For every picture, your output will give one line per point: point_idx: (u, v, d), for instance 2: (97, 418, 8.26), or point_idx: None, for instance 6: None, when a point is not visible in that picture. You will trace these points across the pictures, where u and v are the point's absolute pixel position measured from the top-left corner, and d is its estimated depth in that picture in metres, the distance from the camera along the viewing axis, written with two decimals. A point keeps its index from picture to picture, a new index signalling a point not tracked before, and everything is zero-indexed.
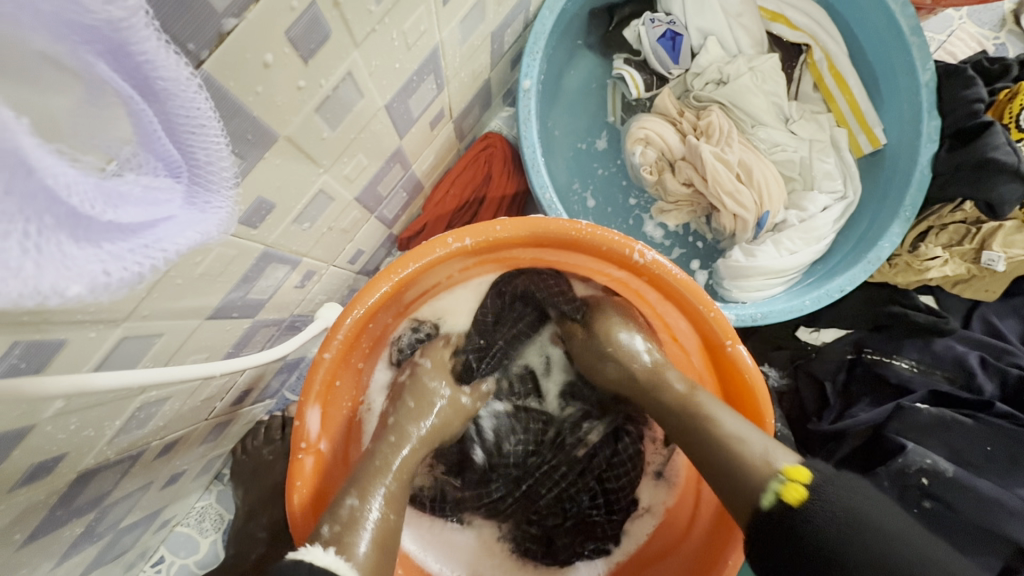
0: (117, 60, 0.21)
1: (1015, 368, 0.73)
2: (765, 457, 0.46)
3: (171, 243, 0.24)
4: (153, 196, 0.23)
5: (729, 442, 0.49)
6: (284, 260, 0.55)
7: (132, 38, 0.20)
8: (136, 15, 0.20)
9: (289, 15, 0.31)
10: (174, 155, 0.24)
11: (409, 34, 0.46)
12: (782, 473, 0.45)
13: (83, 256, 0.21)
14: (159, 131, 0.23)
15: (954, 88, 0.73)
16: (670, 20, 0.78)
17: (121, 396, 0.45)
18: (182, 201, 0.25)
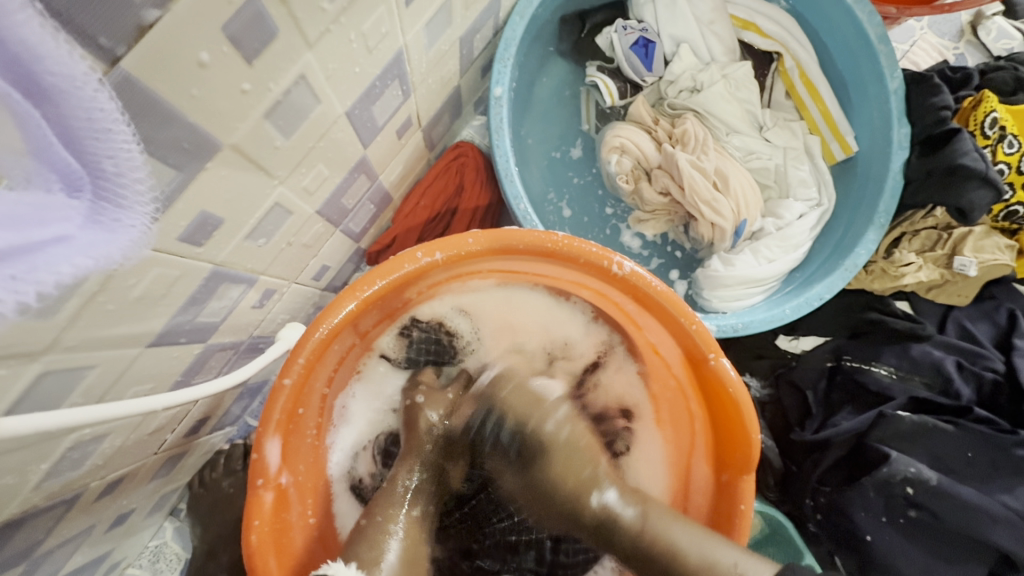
0: None
1: (990, 372, 0.74)
2: (736, 573, 0.45)
3: (59, 265, 0.25)
4: (44, 214, 0.23)
5: (701, 571, 0.46)
6: (238, 280, 0.50)
7: (8, 29, 0.19)
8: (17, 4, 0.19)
9: (227, 8, 0.28)
10: (73, 164, 0.23)
11: (369, 36, 0.43)
12: (826, 568, 0.42)
13: None
14: (54, 140, 0.22)
15: (921, 96, 0.74)
16: (643, 27, 0.77)
17: (51, 436, 0.40)
18: (85, 216, 0.25)
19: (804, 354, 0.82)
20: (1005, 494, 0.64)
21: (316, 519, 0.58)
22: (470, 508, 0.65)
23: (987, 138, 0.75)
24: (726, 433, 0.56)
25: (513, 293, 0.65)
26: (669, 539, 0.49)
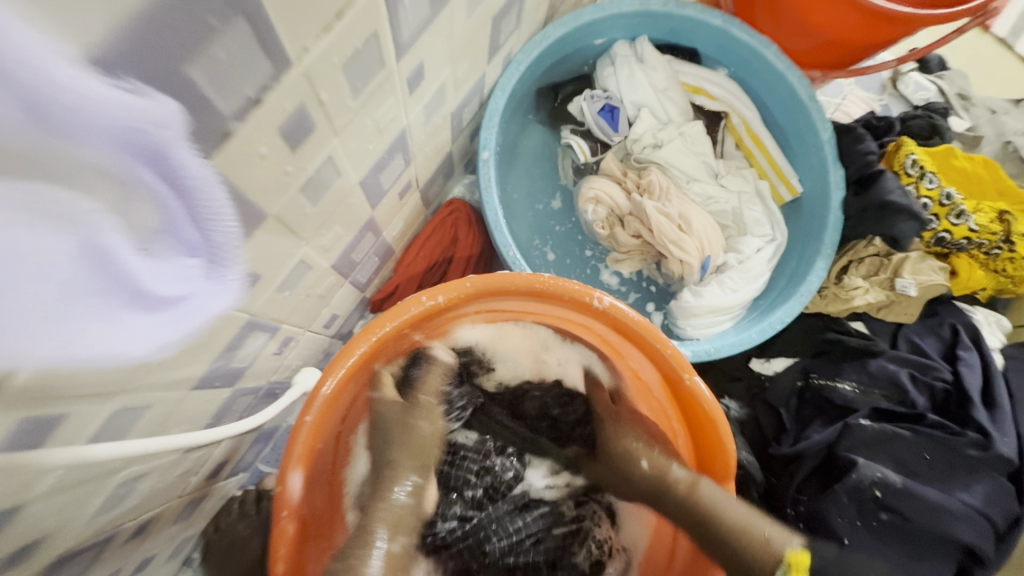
0: (154, 165, 0.26)
1: (940, 382, 0.82)
2: (770, 545, 0.57)
3: (195, 309, 0.33)
4: (185, 275, 0.30)
5: (736, 532, 0.58)
6: (265, 328, 0.57)
7: (163, 142, 0.26)
8: (166, 127, 0.26)
9: (283, 114, 0.37)
10: (195, 237, 0.30)
11: (381, 120, 0.52)
12: (787, 560, 0.55)
13: (139, 319, 0.30)
14: (184, 219, 0.29)
15: (849, 144, 0.86)
16: (608, 95, 0.88)
17: (112, 471, 0.46)
18: (206, 276, 0.33)
19: (776, 376, 0.89)
20: (963, 492, 0.71)
21: (333, 550, 0.62)
22: (472, 526, 0.71)
23: (909, 176, 0.86)
24: (705, 445, 0.63)
25: (513, 335, 0.74)
26: (724, 513, 0.58)
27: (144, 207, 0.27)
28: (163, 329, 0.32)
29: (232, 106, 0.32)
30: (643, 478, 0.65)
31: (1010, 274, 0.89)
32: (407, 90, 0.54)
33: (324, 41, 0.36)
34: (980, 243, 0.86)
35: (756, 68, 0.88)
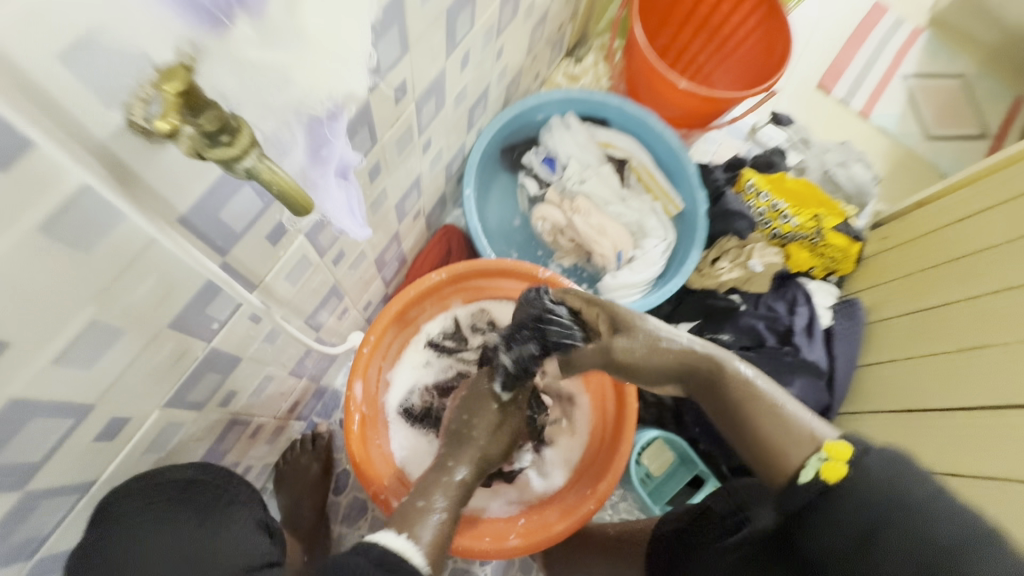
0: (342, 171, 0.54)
1: (783, 323, 1.21)
2: (812, 440, 0.64)
3: (355, 210, 0.60)
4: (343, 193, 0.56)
5: (779, 425, 0.67)
6: (337, 293, 0.95)
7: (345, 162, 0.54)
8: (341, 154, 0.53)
9: (370, 165, 0.77)
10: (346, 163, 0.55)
11: (408, 168, 0.93)
12: (826, 454, 0.62)
13: (355, 223, 0.59)
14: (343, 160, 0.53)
15: (704, 174, 1.34)
16: (547, 150, 1.31)
17: (266, 363, 0.81)
18: (350, 194, 0.58)
19: None
20: (790, 381, 1.09)
21: (381, 439, 0.99)
22: None
23: (749, 193, 1.31)
24: None
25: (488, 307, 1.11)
26: (754, 400, 0.69)
27: (341, 191, 0.56)
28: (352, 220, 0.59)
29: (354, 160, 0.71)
30: (678, 358, 0.74)
31: (828, 257, 1.32)
32: (421, 151, 0.95)
33: (390, 130, 0.77)
34: (803, 236, 1.29)
35: (644, 128, 1.31)
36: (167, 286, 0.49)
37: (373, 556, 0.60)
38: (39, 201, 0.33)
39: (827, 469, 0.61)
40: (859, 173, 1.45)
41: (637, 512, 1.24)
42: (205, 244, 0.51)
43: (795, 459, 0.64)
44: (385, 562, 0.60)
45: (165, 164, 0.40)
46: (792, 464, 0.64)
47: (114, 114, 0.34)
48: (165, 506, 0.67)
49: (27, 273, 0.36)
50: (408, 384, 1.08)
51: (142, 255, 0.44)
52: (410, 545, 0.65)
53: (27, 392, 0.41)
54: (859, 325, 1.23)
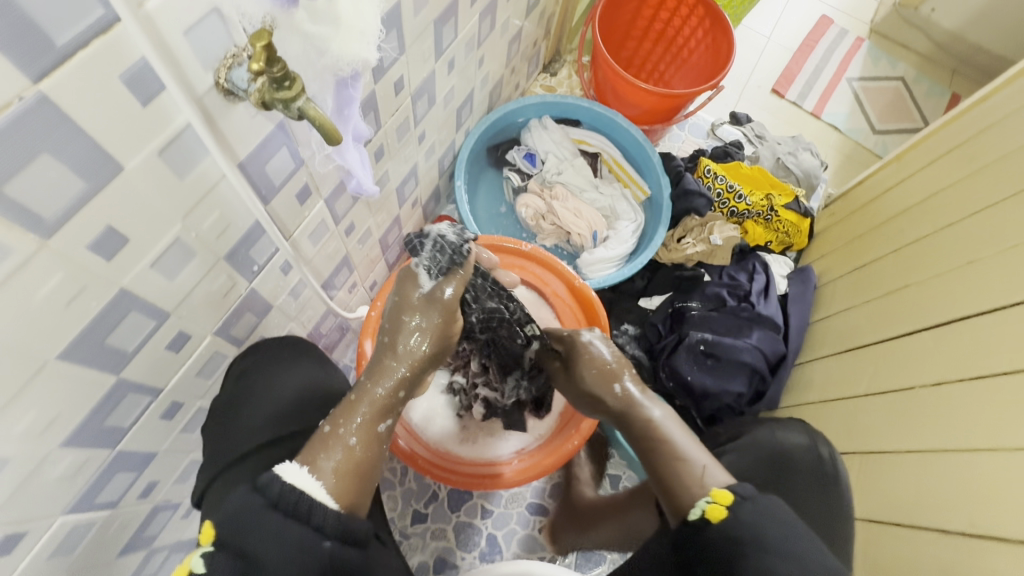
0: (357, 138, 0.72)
1: (742, 288, 1.35)
2: (704, 480, 0.71)
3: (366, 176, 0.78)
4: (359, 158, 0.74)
5: (685, 464, 0.74)
6: (348, 265, 1.10)
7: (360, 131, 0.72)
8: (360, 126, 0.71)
9: (375, 146, 0.93)
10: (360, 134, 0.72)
11: (406, 156, 1.09)
12: (713, 498, 0.67)
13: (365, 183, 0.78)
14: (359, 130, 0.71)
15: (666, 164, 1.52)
16: (528, 148, 1.49)
17: (289, 318, 0.96)
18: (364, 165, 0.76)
19: (655, 307, 1.41)
20: (747, 337, 1.26)
21: None
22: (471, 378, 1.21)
23: (707, 176, 1.49)
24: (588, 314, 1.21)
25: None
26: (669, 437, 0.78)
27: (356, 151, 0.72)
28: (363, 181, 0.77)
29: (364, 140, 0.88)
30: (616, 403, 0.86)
31: (782, 231, 1.48)
32: (416, 143, 1.12)
33: (391, 118, 0.93)
34: (758, 213, 1.46)
35: (612, 125, 1.50)
36: (227, 221, 0.65)
37: (269, 498, 0.62)
38: (163, 131, 0.49)
39: (711, 510, 0.66)
40: (807, 160, 1.63)
41: (625, 467, 1.36)
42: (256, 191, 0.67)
43: (688, 501, 0.70)
44: (281, 502, 0.61)
45: (236, 119, 0.57)
46: (687, 505, 0.70)
47: (209, 77, 0.50)
48: (278, 362, 0.91)
49: (148, 186, 0.51)
50: None
51: (216, 187, 0.60)
52: (312, 481, 0.65)
53: (133, 286, 0.56)
54: (811, 286, 1.38)
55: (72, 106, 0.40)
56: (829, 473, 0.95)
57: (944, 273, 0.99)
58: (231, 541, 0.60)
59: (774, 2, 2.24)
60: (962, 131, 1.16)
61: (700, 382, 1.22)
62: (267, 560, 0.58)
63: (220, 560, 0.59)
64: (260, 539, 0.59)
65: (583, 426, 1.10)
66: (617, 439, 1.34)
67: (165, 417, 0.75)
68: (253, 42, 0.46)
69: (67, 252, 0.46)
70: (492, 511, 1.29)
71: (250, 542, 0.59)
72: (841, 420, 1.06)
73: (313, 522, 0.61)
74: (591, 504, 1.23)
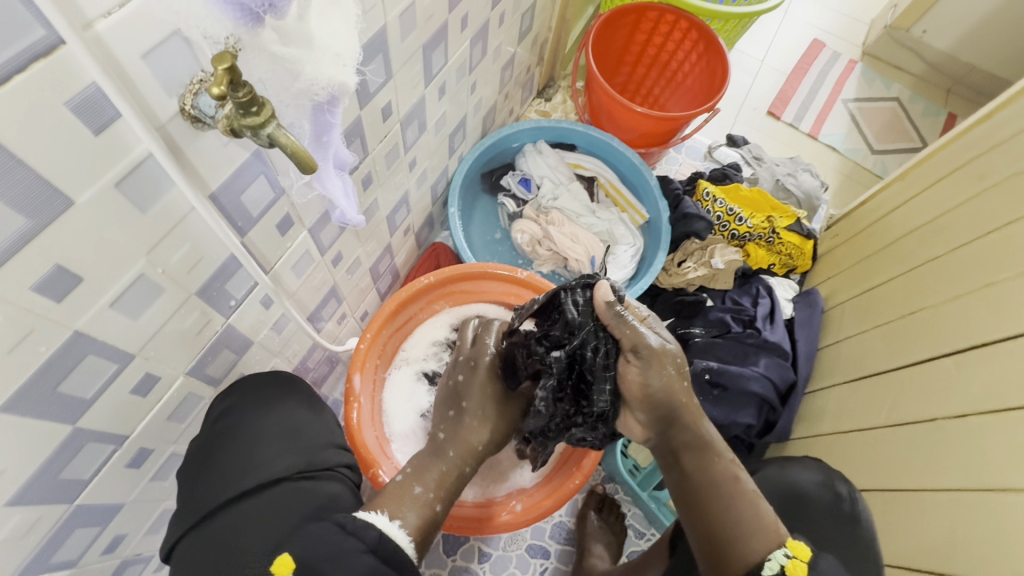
0: (341, 168, 0.69)
1: (746, 314, 1.31)
2: (778, 536, 0.74)
3: (351, 206, 0.74)
4: (345, 190, 0.71)
5: (756, 509, 0.75)
6: (337, 296, 1.06)
7: (344, 160, 0.69)
8: (343, 154, 0.68)
9: (364, 173, 0.90)
10: (343, 162, 0.69)
11: (396, 184, 1.07)
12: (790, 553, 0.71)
13: (351, 214, 0.74)
14: (343, 159, 0.68)
15: (664, 187, 1.48)
16: (523, 173, 1.46)
17: (273, 353, 0.91)
18: (348, 196, 0.73)
19: None
20: (754, 364, 1.19)
21: (378, 434, 1.07)
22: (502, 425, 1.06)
23: (706, 200, 1.45)
24: None
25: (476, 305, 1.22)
26: (738, 479, 0.78)
27: (338, 179, 0.69)
28: (347, 211, 0.74)
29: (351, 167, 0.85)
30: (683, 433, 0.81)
31: (785, 253, 1.44)
32: (408, 170, 1.09)
33: (380, 145, 0.90)
34: (759, 235, 1.42)
35: (608, 149, 1.48)
36: (198, 255, 0.61)
37: (367, 543, 0.70)
38: (119, 161, 0.45)
39: (791, 566, 0.70)
40: (807, 181, 1.61)
41: (630, 505, 1.28)
42: (229, 222, 0.63)
43: (759, 550, 0.72)
44: (378, 548, 0.70)
45: (205, 147, 0.53)
46: (756, 555, 0.72)
47: (172, 102, 0.47)
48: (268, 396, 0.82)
49: (105, 220, 0.47)
50: (404, 382, 1.15)
51: (185, 220, 0.56)
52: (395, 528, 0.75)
53: (90, 327, 0.52)
54: (818, 309, 1.33)
55: (10, 135, 0.36)
56: (847, 512, 0.87)
57: (960, 296, 0.95)
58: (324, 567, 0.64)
59: (766, 27, 2.26)
60: (966, 149, 1.13)
61: (707, 416, 1.14)
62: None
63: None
64: (347, 570, 0.64)
65: (585, 462, 1.03)
66: (622, 474, 1.27)
67: (132, 465, 0.69)
68: (214, 65, 0.42)
69: (8, 293, 0.42)
70: (490, 554, 1.21)
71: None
72: (859, 453, 1.00)
73: (401, 570, 0.71)
74: (604, 572, 1.08)
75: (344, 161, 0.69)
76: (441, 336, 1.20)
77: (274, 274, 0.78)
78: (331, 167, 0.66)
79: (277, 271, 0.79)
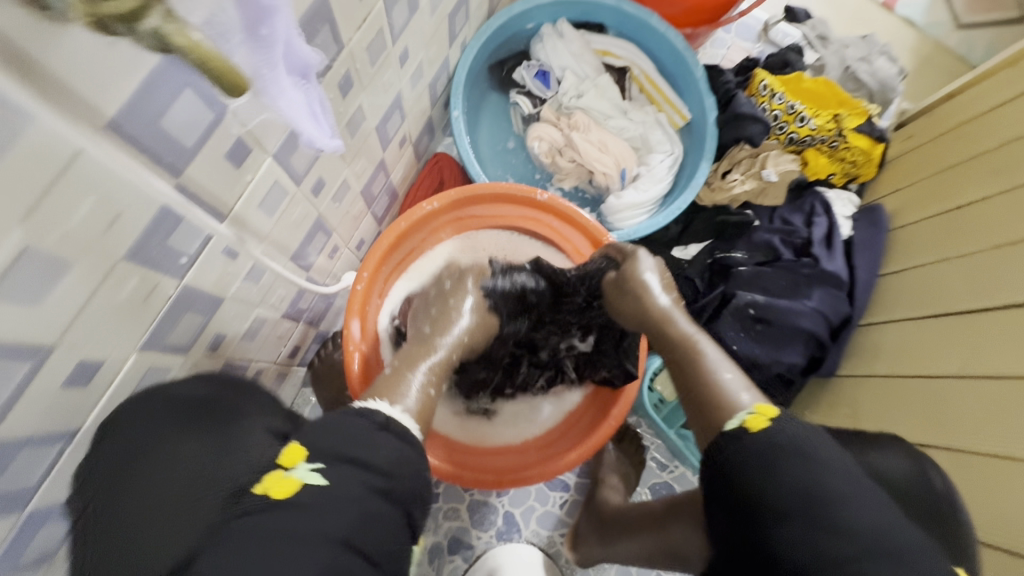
0: (304, 76, 0.49)
1: (799, 238, 1.14)
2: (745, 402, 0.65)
3: (327, 134, 0.55)
4: (315, 110, 0.52)
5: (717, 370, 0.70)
6: (324, 229, 0.89)
7: (310, 64, 0.49)
8: (310, 59, 0.48)
9: (340, 75, 0.69)
10: (308, 64, 0.49)
11: (386, 84, 0.84)
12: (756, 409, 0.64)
13: (328, 140, 0.56)
14: (307, 58, 0.48)
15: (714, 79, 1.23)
16: (541, 64, 1.20)
17: (254, 304, 0.77)
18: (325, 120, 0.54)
19: (691, 259, 1.21)
20: (808, 299, 1.04)
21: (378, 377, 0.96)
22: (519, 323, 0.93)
23: (762, 96, 1.20)
24: None
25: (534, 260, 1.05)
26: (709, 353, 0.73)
27: (301, 93, 0.49)
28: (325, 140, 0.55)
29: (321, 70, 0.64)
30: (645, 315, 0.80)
31: (849, 161, 1.22)
32: (399, 65, 0.85)
33: (357, 34, 0.68)
34: (822, 138, 1.19)
35: (646, 31, 1.19)
36: (113, 211, 0.44)
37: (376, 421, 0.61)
38: None
39: (752, 421, 0.63)
40: (883, 68, 1.33)
41: (652, 437, 1.23)
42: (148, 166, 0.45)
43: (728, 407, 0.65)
44: (389, 425, 0.61)
45: (74, 50, 0.34)
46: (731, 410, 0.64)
47: None
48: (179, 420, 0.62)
49: None
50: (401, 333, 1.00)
51: (73, 165, 0.38)
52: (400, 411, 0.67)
53: None
54: (881, 231, 1.16)
55: None
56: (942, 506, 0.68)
57: None
58: (336, 451, 0.54)
59: None
60: None
61: (749, 354, 1.04)
62: (397, 473, 0.56)
63: (333, 471, 0.53)
64: (370, 449, 0.56)
65: (614, 409, 0.95)
66: (645, 409, 1.19)
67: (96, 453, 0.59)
68: None
69: None
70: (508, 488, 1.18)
71: (353, 452, 0.55)
72: (924, 406, 0.89)
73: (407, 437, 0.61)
74: (620, 510, 1.03)
75: (309, 63, 0.49)
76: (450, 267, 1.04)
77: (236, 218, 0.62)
78: (286, 75, 0.45)
79: (240, 213, 0.62)
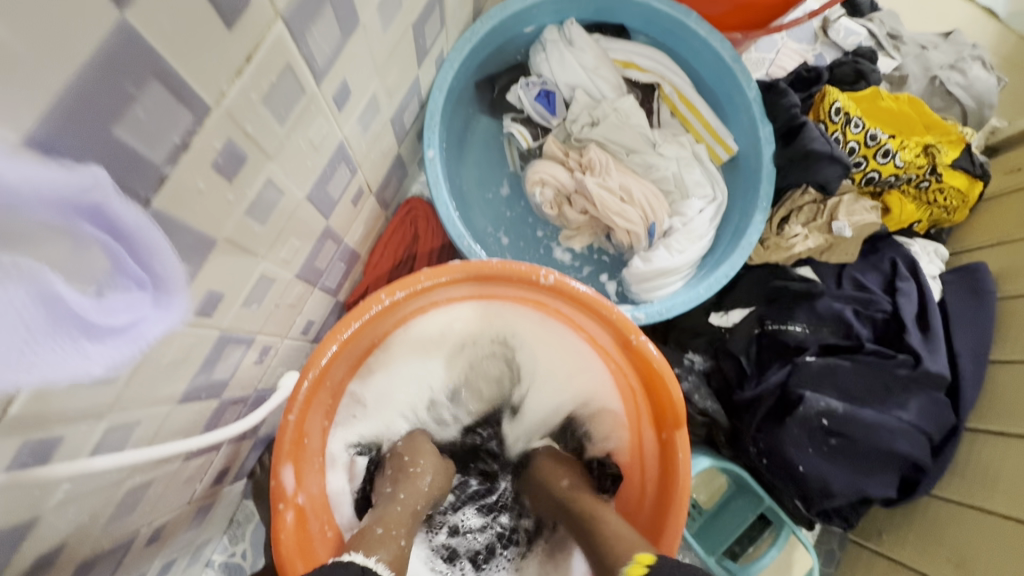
0: (94, 220, 0.30)
1: (880, 314, 0.87)
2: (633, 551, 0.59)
3: (149, 337, 0.35)
4: (127, 299, 0.33)
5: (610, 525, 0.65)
6: (240, 341, 0.63)
7: (105, 205, 0.30)
8: (105, 193, 0.30)
9: (213, 151, 0.41)
10: (96, 206, 0.30)
11: (314, 137, 0.57)
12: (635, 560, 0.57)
13: (154, 330, 0.35)
14: (98, 207, 0.30)
15: (772, 98, 0.91)
16: (543, 81, 0.91)
17: (116, 483, 0.51)
18: (154, 306, 0.35)
19: (734, 327, 0.93)
20: (897, 407, 0.79)
21: (333, 531, 0.72)
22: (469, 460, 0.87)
23: (835, 123, 0.91)
24: (652, 391, 0.73)
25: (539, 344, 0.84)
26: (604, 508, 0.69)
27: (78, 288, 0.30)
28: (127, 343, 0.33)
29: (162, 153, 0.37)
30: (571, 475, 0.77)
31: (941, 205, 0.95)
32: (335, 108, 0.58)
33: (235, 82, 0.40)
34: (909, 178, 0.92)
35: (681, 35, 0.90)
36: None
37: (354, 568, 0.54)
38: None
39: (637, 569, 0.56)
40: (979, 79, 1.04)
41: None
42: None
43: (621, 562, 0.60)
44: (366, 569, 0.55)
45: None
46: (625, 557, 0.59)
47: None
48: None
49: None
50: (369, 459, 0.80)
51: None
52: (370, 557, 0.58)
53: None
54: (987, 301, 0.88)
55: None
56: None
57: None
58: None
59: None
60: None
61: (818, 478, 0.79)
62: None
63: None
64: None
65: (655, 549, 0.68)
66: None
67: None
68: None
69: None
70: None
71: None
72: None
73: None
74: None
75: (89, 182, 0.30)
76: (435, 355, 0.84)
77: (18, 423, 0.35)
78: None
79: (26, 414, 0.35)
